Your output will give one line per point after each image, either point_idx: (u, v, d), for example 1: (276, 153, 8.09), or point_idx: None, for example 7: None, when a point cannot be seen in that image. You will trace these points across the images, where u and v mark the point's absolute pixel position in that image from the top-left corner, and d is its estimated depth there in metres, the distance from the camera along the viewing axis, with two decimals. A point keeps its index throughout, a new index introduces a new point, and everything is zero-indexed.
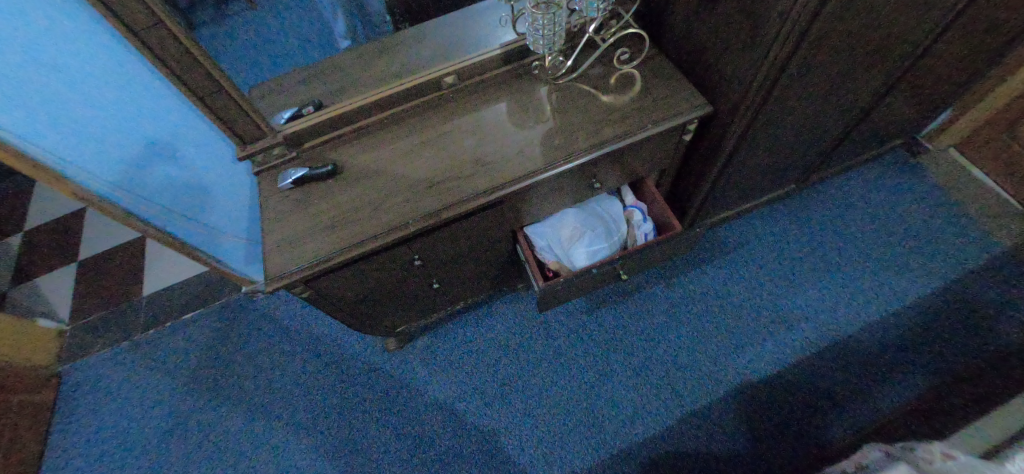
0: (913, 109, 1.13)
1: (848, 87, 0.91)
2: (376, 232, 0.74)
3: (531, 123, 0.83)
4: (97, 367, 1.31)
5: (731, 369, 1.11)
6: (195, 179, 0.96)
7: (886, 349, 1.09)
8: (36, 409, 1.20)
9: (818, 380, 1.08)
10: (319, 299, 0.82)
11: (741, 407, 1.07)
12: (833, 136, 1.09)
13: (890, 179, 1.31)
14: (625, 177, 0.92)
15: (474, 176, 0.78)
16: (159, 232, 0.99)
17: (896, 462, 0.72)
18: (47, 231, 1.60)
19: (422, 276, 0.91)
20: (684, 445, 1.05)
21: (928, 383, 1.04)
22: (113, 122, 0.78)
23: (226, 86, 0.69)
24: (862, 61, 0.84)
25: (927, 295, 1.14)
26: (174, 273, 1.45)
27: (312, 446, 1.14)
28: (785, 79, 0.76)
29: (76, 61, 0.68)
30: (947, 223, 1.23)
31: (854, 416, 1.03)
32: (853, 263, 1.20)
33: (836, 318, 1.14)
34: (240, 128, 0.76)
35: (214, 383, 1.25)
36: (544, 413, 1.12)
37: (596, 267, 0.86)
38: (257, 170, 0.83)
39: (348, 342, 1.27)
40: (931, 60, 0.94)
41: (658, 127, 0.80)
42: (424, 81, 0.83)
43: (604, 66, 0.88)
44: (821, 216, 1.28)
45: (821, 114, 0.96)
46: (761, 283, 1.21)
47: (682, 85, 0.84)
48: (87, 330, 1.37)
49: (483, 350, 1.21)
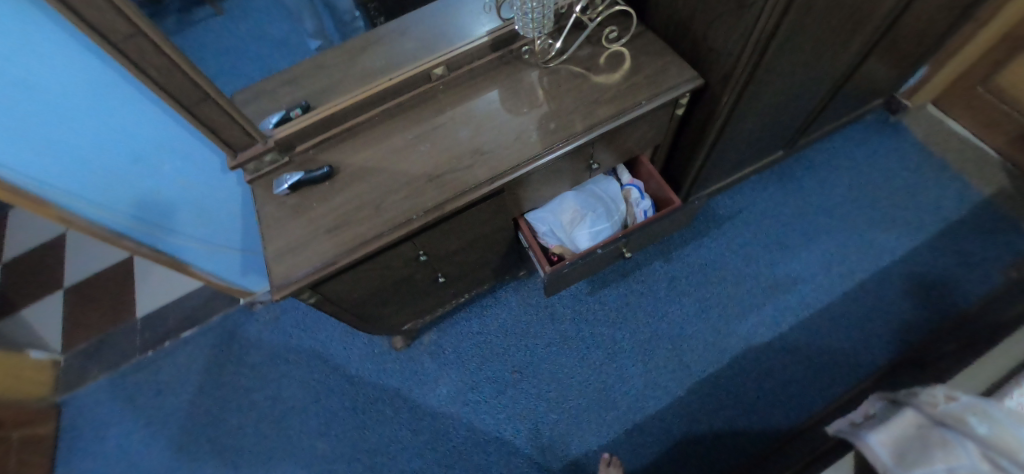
0: (893, 67, 1.15)
1: (832, 51, 0.92)
2: (380, 230, 0.74)
3: (525, 109, 0.83)
4: (98, 393, 1.28)
5: (736, 335, 1.14)
6: (185, 193, 0.94)
7: (880, 303, 1.13)
8: (39, 441, 1.18)
9: (819, 339, 1.11)
10: (326, 302, 0.81)
11: (748, 371, 1.10)
12: (818, 100, 1.11)
13: (872, 138, 1.35)
14: (621, 156, 0.93)
15: (474, 166, 0.78)
16: (151, 251, 0.99)
17: (902, 409, 0.75)
18: (27, 260, 1.54)
19: (427, 271, 0.91)
20: (696, 413, 1.08)
21: (922, 332, 1.09)
22: (95, 140, 0.76)
23: (213, 93, 0.67)
24: (844, 24, 0.85)
25: (917, 248, 1.18)
26: (166, 292, 1.41)
27: (329, 450, 1.14)
28: (772, 47, 0.77)
29: (50, 78, 0.65)
30: (929, 177, 1.27)
31: (855, 370, 1.07)
32: (843, 223, 1.24)
33: (832, 278, 1.17)
34: (229, 136, 0.74)
35: (221, 398, 1.23)
36: (558, 396, 1.14)
37: (601, 247, 0.87)
38: (250, 177, 0.81)
39: (354, 344, 1.26)
40: (910, 18, 0.95)
41: (651, 104, 0.80)
42: (413, 74, 0.82)
43: (593, 46, 0.87)
44: (809, 179, 1.31)
45: (807, 80, 0.98)
46: (757, 249, 1.23)
47: (672, 60, 0.84)
48: (82, 357, 1.33)
49: (491, 340, 1.22)
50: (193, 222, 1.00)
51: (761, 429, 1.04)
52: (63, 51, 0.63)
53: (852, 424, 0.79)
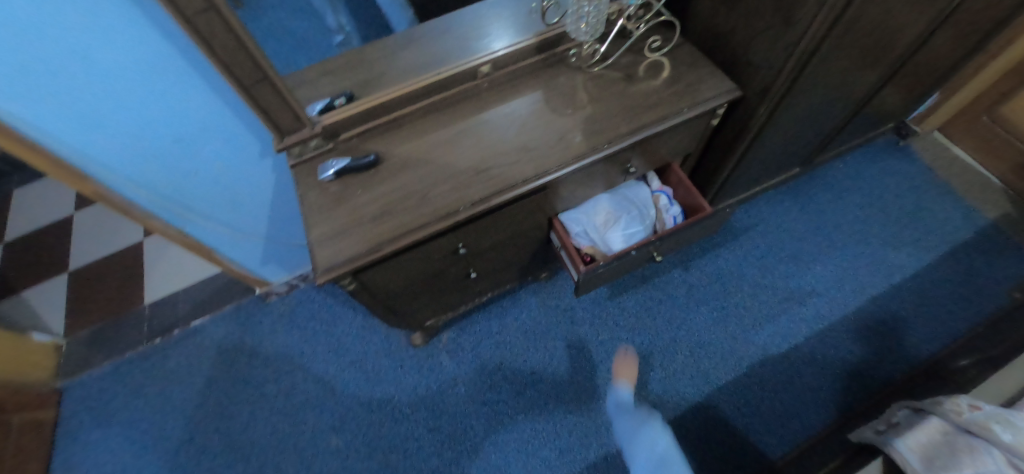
0: (906, 94, 1.20)
1: (859, 72, 0.96)
2: (427, 219, 0.74)
3: (568, 110, 0.85)
4: (100, 380, 1.24)
5: (753, 345, 1.16)
6: (220, 177, 0.93)
7: (893, 319, 1.16)
8: (37, 428, 1.13)
9: (835, 351, 1.13)
10: (364, 291, 0.81)
11: (766, 380, 1.11)
12: (838, 120, 1.15)
13: (882, 161, 1.40)
14: (654, 162, 0.95)
15: (520, 162, 0.79)
16: (178, 233, 0.99)
17: (926, 416, 0.78)
18: (34, 242, 1.51)
19: (461, 265, 0.91)
20: (715, 420, 1.08)
21: (934, 348, 1.12)
22: (140, 115, 0.75)
23: (272, 73, 0.67)
24: (874, 47, 0.90)
25: (927, 267, 1.22)
26: (177, 279, 1.39)
27: (343, 447, 1.12)
28: (811, 64, 0.81)
29: (111, 48, 0.65)
30: (937, 200, 1.32)
31: (871, 383, 1.09)
32: (856, 241, 1.28)
33: (846, 293, 1.20)
34: (280, 119, 0.74)
35: (231, 389, 1.21)
36: (577, 398, 1.14)
37: (635, 248, 0.88)
38: (293, 162, 0.81)
39: (370, 339, 1.25)
40: (931, 46, 1.00)
41: (692, 112, 0.83)
42: (461, 70, 0.83)
43: (634, 54, 0.91)
44: (822, 197, 1.35)
45: (832, 100, 1.02)
46: (772, 262, 1.26)
47: (711, 71, 0.88)
48: (86, 342, 1.30)
49: (510, 340, 1.22)
50: (224, 207, 1.00)
51: (779, 438, 1.05)
52: (126, 24, 0.63)
53: (879, 432, 0.83)
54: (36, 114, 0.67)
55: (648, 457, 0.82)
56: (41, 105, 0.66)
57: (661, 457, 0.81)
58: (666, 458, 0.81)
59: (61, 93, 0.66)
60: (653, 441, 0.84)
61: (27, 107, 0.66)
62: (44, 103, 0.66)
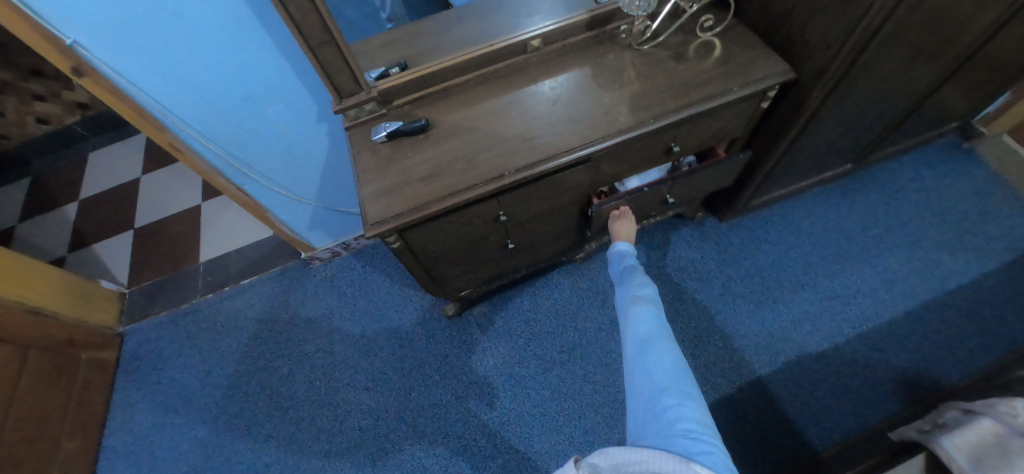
0: (975, 92, 1.14)
1: (926, 60, 0.93)
2: (473, 182, 0.76)
3: (616, 85, 0.85)
4: (157, 328, 1.34)
5: (790, 341, 1.13)
6: (280, 138, 0.99)
7: (945, 325, 1.10)
8: (101, 365, 1.24)
9: (881, 354, 1.09)
10: (407, 250, 0.84)
11: (802, 376, 1.08)
12: (896, 114, 1.11)
13: (941, 163, 1.34)
14: (700, 144, 0.94)
15: (566, 133, 0.80)
16: (238, 190, 1.07)
17: (978, 417, 0.73)
18: (105, 200, 1.65)
19: (501, 234, 0.94)
20: (747, 413, 1.05)
21: (991, 358, 1.05)
22: (214, 73, 0.82)
23: (337, 37, 0.71)
24: (943, 33, 0.86)
25: (986, 275, 1.15)
26: (230, 241, 1.49)
27: (375, 405, 1.17)
28: (874, 45, 0.79)
29: (196, 6, 0.71)
30: (1002, 205, 1.24)
31: (918, 388, 1.04)
32: (907, 243, 1.22)
33: (894, 295, 1.15)
34: (340, 82, 0.78)
35: (274, 344, 1.28)
36: (605, 378, 1.14)
37: (648, 186, 0.95)
38: (349, 125, 0.86)
39: (405, 308, 1.30)
40: (1006, 38, 0.95)
41: (742, 91, 0.82)
42: (513, 42, 0.85)
43: (685, 34, 0.91)
44: (873, 197, 1.31)
45: (892, 90, 0.99)
46: (814, 259, 1.23)
47: (765, 53, 0.87)
48: (146, 292, 1.41)
49: (541, 318, 1.24)
50: (281, 168, 1.06)
51: (814, 437, 1.01)
52: None
53: (924, 431, 0.79)
54: (125, 63, 0.74)
55: (633, 341, 0.70)
56: (130, 56, 0.74)
57: (644, 338, 0.69)
58: (650, 336, 0.69)
59: (144, 43, 0.73)
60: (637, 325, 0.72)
61: (115, 55, 0.73)
62: (134, 54, 0.74)
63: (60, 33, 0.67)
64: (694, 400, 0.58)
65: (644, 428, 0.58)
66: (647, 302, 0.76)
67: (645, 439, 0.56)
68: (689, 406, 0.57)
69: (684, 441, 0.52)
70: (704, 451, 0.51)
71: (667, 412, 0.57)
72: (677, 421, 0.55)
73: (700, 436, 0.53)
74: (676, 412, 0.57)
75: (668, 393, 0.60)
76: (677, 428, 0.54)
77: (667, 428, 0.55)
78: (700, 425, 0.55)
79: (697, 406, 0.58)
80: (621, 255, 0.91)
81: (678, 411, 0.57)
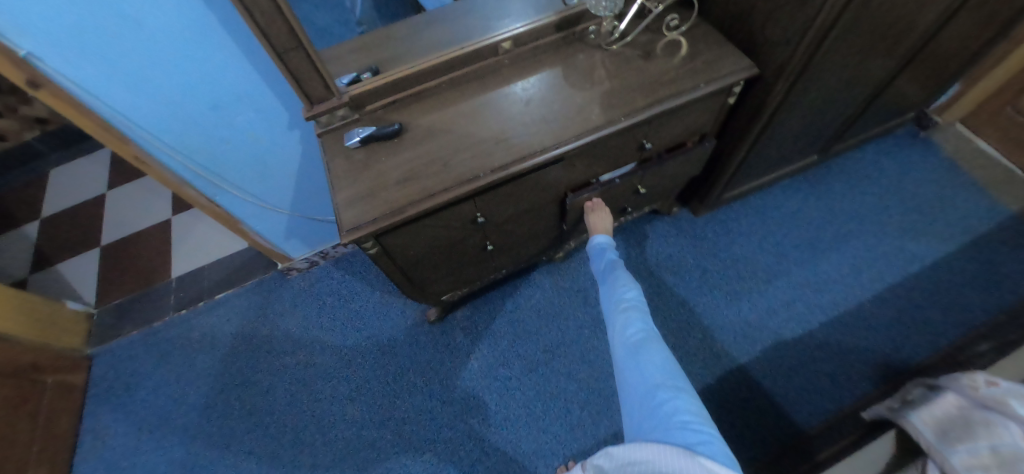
0: (927, 83, 1.20)
1: (879, 55, 0.97)
2: (449, 185, 0.77)
3: (587, 85, 0.87)
4: (127, 348, 1.29)
5: (767, 330, 1.15)
6: (252, 147, 0.98)
7: (911, 306, 1.15)
8: (69, 389, 1.19)
9: (853, 339, 1.12)
10: (385, 255, 0.83)
11: (779, 362, 1.11)
12: (856, 106, 1.15)
13: (900, 151, 1.40)
14: (670, 140, 0.96)
15: (540, 133, 0.81)
16: (209, 202, 1.04)
17: (944, 392, 0.76)
18: (68, 218, 1.59)
19: (478, 236, 0.94)
20: (729, 402, 1.07)
21: (954, 337, 1.10)
22: (181, 83, 0.80)
23: (306, 42, 0.70)
24: (894, 28, 0.90)
25: (947, 257, 1.21)
26: (202, 254, 1.45)
27: (359, 415, 1.15)
28: (829, 41, 0.83)
29: (159, 14, 0.70)
30: (958, 191, 1.31)
31: (889, 369, 1.08)
32: (873, 230, 1.27)
33: (862, 280, 1.20)
34: (311, 88, 0.78)
35: (252, 359, 1.25)
36: (589, 376, 1.15)
37: (619, 178, 0.98)
38: (321, 131, 0.85)
39: (388, 315, 1.29)
40: (953, 31, 1.00)
41: (708, 87, 0.84)
42: (484, 45, 0.86)
43: (652, 33, 0.93)
44: (839, 186, 1.36)
45: (851, 83, 1.03)
46: (786, 249, 1.27)
47: (729, 50, 0.89)
48: (115, 311, 1.36)
49: (524, 319, 1.25)
50: (253, 178, 1.04)
51: (794, 421, 1.04)
52: None
53: (894, 409, 0.82)
54: (84, 75, 0.72)
55: (623, 341, 0.71)
56: (90, 69, 0.72)
57: (634, 338, 0.70)
58: (639, 335, 0.70)
59: (103, 53, 0.71)
60: (626, 326, 0.73)
61: (74, 68, 0.71)
62: (94, 67, 0.72)
63: (13, 44, 0.65)
64: (688, 394, 0.60)
65: (642, 424, 0.59)
66: (632, 300, 0.77)
67: (645, 434, 0.57)
68: (683, 399, 0.59)
69: (683, 433, 0.53)
70: (703, 440, 0.53)
71: (664, 406, 0.58)
72: (674, 414, 0.57)
73: (697, 427, 0.54)
74: (672, 405, 0.58)
75: (662, 388, 0.61)
76: (674, 420, 0.56)
77: (666, 421, 0.56)
78: (696, 416, 0.56)
79: (691, 399, 0.60)
80: (601, 248, 0.93)
81: (674, 405, 0.58)
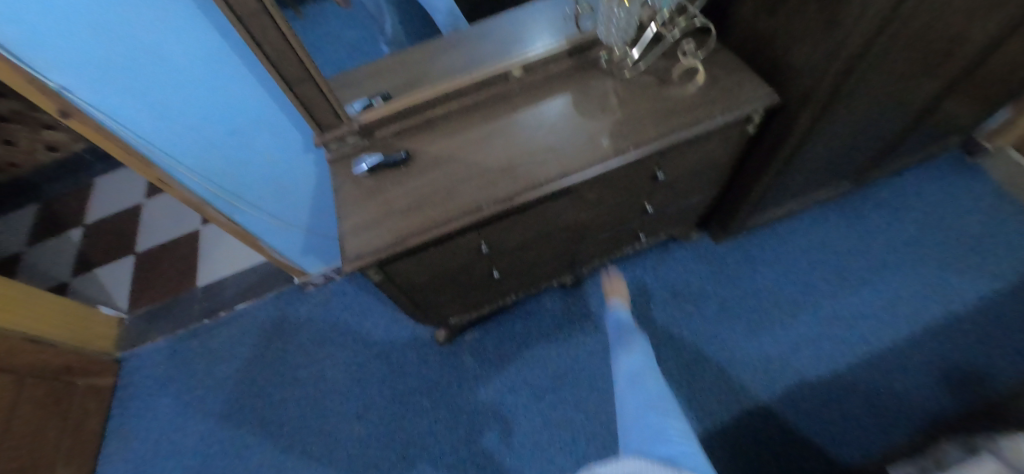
0: (974, 108, 1.12)
1: (914, 83, 0.91)
2: (453, 215, 0.76)
3: (597, 113, 0.85)
4: (154, 354, 1.35)
5: (790, 367, 1.09)
6: (269, 169, 1.00)
7: (952, 350, 1.06)
8: (98, 392, 1.25)
9: (885, 382, 1.04)
10: (389, 281, 0.83)
11: (802, 402, 1.05)
12: (892, 132, 1.08)
13: (944, 179, 1.31)
14: (684, 169, 0.92)
15: (547, 163, 0.80)
16: (228, 221, 1.07)
17: (980, 456, 0.69)
18: (108, 225, 1.69)
19: (485, 263, 0.93)
20: (745, 445, 1.02)
21: (1002, 386, 1.00)
22: (198, 110, 0.83)
23: (316, 75, 0.71)
24: (931, 56, 0.85)
25: (995, 297, 1.11)
26: (227, 265, 1.51)
27: (366, 434, 1.16)
28: (858, 71, 0.78)
29: (177, 46, 0.72)
30: (1010, 223, 1.20)
31: (925, 418, 0.99)
32: (910, 263, 1.18)
33: (897, 319, 1.12)
34: (321, 116, 0.79)
35: (267, 371, 1.28)
36: (598, 406, 1.11)
37: (628, 204, 0.96)
38: (331, 157, 0.86)
39: (398, 333, 1.29)
40: (1001, 55, 0.93)
41: (726, 117, 0.80)
42: (494, 72, 0.85)
43: (668, 59, 0.90)
44: (874, 215, 1.27)
45: (886, 109, 0.96)
46: (813, 281, 1.20)
47: (749, 77, 0.85)
48: (144, 317, 1.42)
49: (533, 343, 1.22)
50: (269, 197, 1.07)
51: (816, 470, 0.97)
52: (190, 24, 0.71)
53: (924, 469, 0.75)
54: (110, 104, 0.76)
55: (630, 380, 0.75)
56: (115, 98, 0.75)
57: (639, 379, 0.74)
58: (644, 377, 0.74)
59: (126, 83, 0.74)
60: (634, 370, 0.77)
61: (101, 97, 0.74)
62: (118, 96, 0.75)
63: (44, 78, 0.69)
64: (679, 419, 0.62)
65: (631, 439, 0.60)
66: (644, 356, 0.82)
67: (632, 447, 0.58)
68: (674, 421, 0.60)
69: (666, 443, 0.55)
70: (685, 453, 0.53)
71: (653, 424, 0.60)
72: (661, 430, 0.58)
73: (681, 442, 0.55)
74: (661, 424, 0.60)
75: (655, 411, 0.63)
76: (661, 434, 0.57)
77: (653, 435, 0.58)
78: (682, 435, 0.58)
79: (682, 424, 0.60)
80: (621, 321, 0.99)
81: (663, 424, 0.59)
